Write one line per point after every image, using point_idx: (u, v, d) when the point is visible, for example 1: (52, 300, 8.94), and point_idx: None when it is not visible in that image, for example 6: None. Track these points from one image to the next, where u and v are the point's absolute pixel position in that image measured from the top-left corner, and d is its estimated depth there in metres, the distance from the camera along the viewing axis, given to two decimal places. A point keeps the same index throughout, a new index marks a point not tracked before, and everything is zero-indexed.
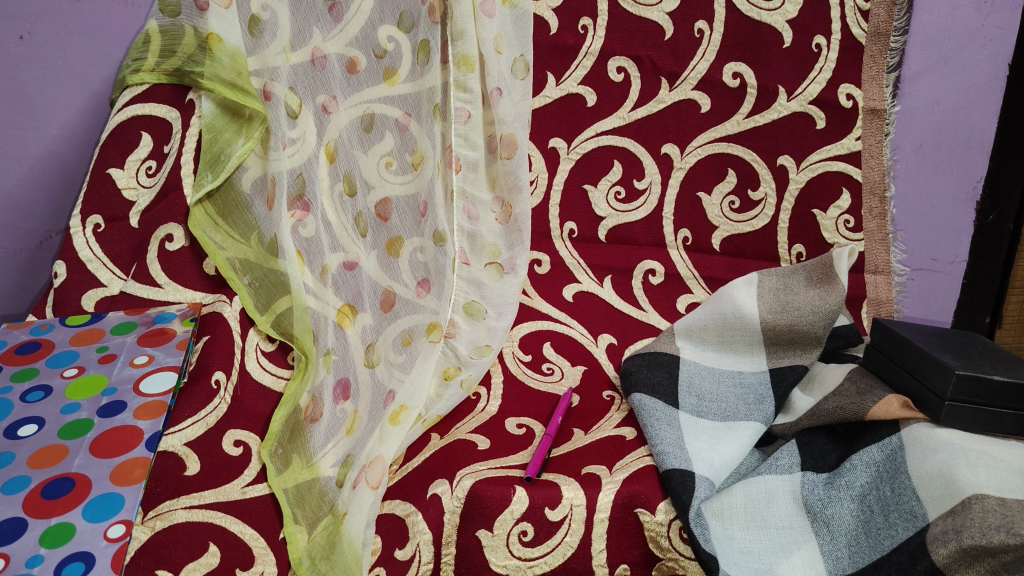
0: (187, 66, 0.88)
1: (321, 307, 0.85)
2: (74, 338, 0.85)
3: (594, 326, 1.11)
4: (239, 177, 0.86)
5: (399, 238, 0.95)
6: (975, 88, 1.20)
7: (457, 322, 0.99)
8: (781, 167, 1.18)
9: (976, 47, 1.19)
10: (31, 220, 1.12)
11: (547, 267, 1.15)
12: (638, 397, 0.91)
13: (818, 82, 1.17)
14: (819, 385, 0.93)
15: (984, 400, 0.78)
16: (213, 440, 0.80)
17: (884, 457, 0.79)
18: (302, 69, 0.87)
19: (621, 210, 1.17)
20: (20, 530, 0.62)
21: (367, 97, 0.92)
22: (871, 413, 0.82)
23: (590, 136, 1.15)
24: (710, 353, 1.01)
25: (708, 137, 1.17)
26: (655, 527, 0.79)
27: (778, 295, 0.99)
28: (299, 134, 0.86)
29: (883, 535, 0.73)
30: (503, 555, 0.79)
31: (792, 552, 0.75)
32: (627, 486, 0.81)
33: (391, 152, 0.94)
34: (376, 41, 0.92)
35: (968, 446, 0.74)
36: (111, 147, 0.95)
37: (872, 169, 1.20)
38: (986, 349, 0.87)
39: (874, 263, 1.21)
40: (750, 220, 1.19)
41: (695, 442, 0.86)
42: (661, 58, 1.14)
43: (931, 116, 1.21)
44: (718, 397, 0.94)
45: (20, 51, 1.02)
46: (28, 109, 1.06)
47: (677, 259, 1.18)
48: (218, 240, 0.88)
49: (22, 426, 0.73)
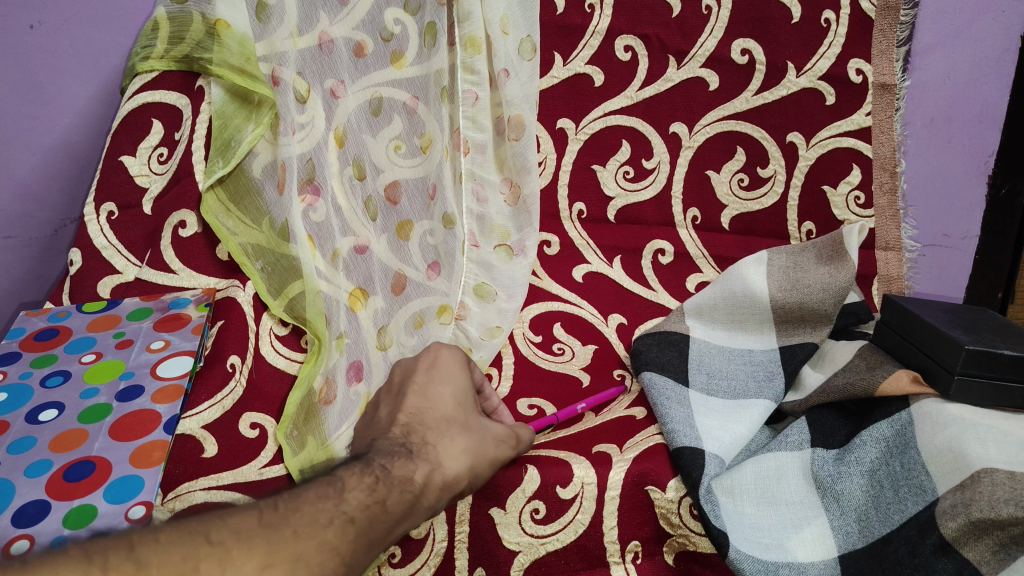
0: (195, 52, 0.89)
1: (333, 290, 0.86)
2: (91, 325, 0.87)
3: (604, 307, 1.11)
4: (249, 162, 0.87)
5: (408, 221, 0.95)
6: (987, 61, 1.18)
7: (467, 305, 0.99)
8: (790, 144, 1.18)
9: (988, 19, 1.16)
10: (45, 208, 1.13)
11: (556, 248, 1.15)
12: (648, 374, 0.92)
13: (827, 57, 1.15)
14: (829, 362, 0.93)
15: (993, 373, 0.78)
16: (229, 422, 0.81)
17: (894, 432, 0.79)
18: (308, 54, 0.87)
19: (630, 190, 1.17)
20: (43, 513, 0.64)
21: (375, 81, 0.92)
22: (880, 389, 0.83)
23: (598, 116, 1.15)
24: (720, 331, 1.01)
25: (716, 115, 1.17)
26: (666, 504, 0.80)
27: (788, 273, 1.00)
28: (308, 120, 0.86)
29: (892, 510, 0.74)
30: (515, 532, 0.80)
31: (802, 528, 0.76)
32: (637, 464, 0.81)
33: (399, 135, 0.95)
34: (383, 23, 0.91)
35: (976, 421, 0.74)
36: (122, 135, 0.96)
37: (883, 145, 1.19)
38: (997, 324, 0.87)
39: (885, 240, 1.20)
40: (760, 198, 1.19)
41: (705, 419, 0.87)
42: (669, 36, 1.14)
43: (941, 90, 1.20)
44: (728, 375, 0.94)
45: (31, 40, 1.03)
46: (39, 97, 1.07)
47: (686, 239, 1.18)
48: (230, 226, 0.89)
49: (44, 411, 0.75)
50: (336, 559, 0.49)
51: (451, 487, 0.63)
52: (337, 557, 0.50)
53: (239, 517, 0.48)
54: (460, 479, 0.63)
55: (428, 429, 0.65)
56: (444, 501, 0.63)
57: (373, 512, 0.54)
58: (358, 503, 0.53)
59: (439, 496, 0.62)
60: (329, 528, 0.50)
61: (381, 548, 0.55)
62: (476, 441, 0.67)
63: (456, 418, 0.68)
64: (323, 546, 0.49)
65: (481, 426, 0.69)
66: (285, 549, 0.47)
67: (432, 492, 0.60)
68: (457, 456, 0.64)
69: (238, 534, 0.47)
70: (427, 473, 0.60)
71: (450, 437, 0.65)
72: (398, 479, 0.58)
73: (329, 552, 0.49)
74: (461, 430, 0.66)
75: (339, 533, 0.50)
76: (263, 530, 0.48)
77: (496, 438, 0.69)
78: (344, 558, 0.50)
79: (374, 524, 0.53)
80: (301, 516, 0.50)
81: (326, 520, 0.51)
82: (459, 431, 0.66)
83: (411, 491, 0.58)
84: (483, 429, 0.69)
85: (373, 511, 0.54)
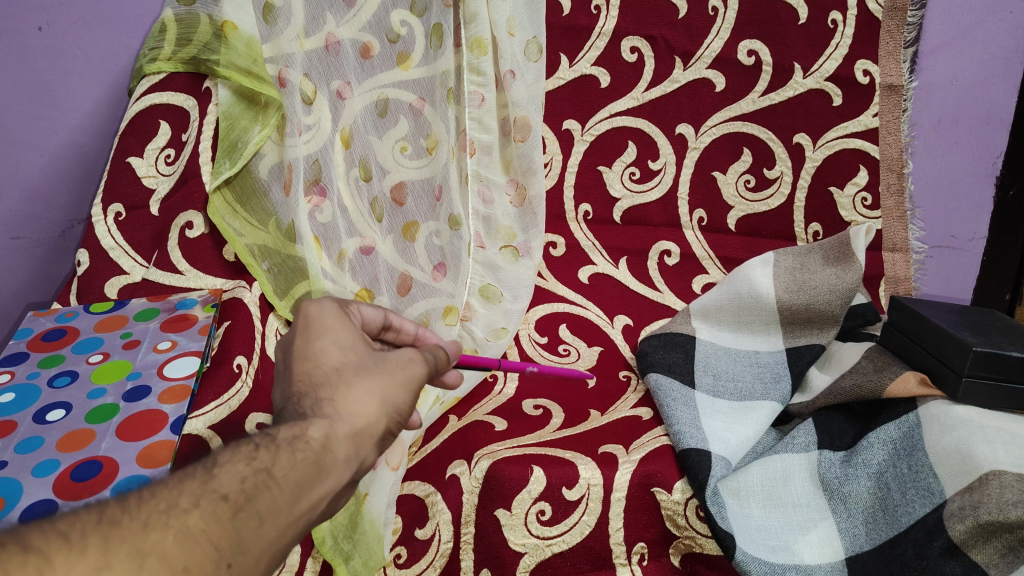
0: (203, 54, 0.89)
1: (339, 292, 0.88)
2: (98, 325, 0.87)
3: (610, 308, 1.11)
4: (256, 164, 0.88)
5: (414, 223, 0.95)
6: (995, 62, 1.18)
7: (473, 305, 0.99)
8: (797, 146, 1.18)
9: (996, 20, 1.16)
10: (53, 209, 1.14)
11: (562, 250, 1.15)
12: (654, 376, 0.92)
13: (834, 58, 1.15)
14: (836, 364, 0.93)
15: (1002, 375, 0.77)
16: (235, 424, 0.80)
17: (901, 434, 0.79)
18: (315, 55, 0.88)
19: (636, 191, 1.17)
20: (50, 512, 0.64)
21: (382, 82, 0.93)
22: (887, 391, 0.82)
23: (604, 117, 1.15)
24: (726, 333, 1.01)
25: (723, 116, 1.17)
26: (672, 505, 0.80)
27: (795, 275, 0.99)
28: (314, 121, 0.88)
29: (900, 512, 0.73)
30: (521, 534, 0.80)
31: (808, 530, 0.76)
32: (644, 465, 0.81)
33: (405, 136, 0.95)
34: (389, 25, 0.92)
35: (985, 423, 0.74)
36: (131, 136, 0.96)
37: (890, 146, 1.19)
38: (1004, 325, 0.87)
39: (892, 241, 1.20)
40: (767, 199, 1.19)
41: (712, 421, 0.86)
42: (675, 38, 1.13)
43: (949, 91, 1.20)
44: (734, 376, 0.94)
45: (40, 42, 1.04)
46: (48, 99, 1.07)
47: (692, 240, 1.18)
48: (237, 227, 0.89)
49: (51, 411, 0.75)
50: (206, 550, 0.37)
51: (369, 440, 0.48)
52: (211, 549, 0.38)
53: (70, 518, 0.35)
54: (376, 427, 0.49)
55: (319, 387, 0.49)
56: (369, 460, 0.49)
57: (255, 484, 0.41)
58: (233, 477, 0.41)
59: (355, 453, 0.47)
60: (194, 513, 0.38)
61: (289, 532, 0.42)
62: (380, 378, 0.51)
63: (349, 360, 0.51)
64: (185, 535, 0.37)
65: (381, 356, 0.53)
66: (132, 548, 0.35)
67: (343, 449, 0.46)
68: (361, 399, 0.49)
69: (64, 536, 0.34)
70: (328, 428, 0.46)
71: (346, 384, 0.50)
72: (285, 440, 0.44)
73: (194, 543, 0.37)
74: (358, 374, 0.51)
75: (207, 517, 0.38)
76: (100, 528, 0.35)
77: (407, 360, 0.53)
78: (221, 548, 0.38)
79: (260, 498, 0.41)
80: (154, 502, 0.38)
81: (189, 503, 0.38)
82: (355, 373, 0.51)
83: (309, 450, 0.44)
84: (386, 360, 0.53)
85: (257, 484, 0.41)
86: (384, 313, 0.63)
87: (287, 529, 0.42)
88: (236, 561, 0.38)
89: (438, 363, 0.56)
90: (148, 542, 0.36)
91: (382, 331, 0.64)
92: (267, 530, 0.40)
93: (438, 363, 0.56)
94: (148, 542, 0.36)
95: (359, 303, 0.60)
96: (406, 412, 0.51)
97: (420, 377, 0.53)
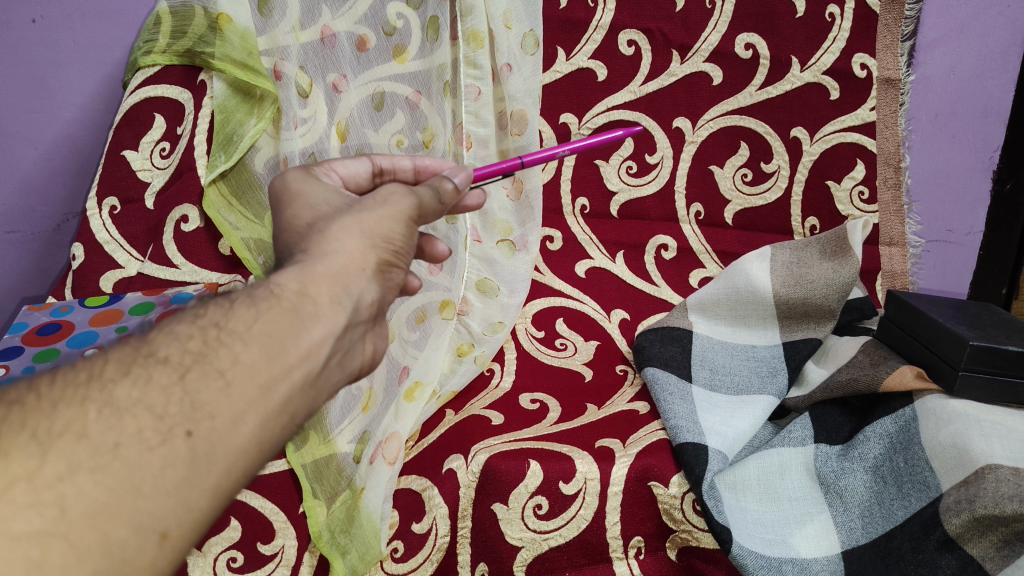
0: (198, 47, 0.89)
1: None
2: (93, 319, 0.87)
3: (607, 302, 1.11)
4: (251, 158, 0.88)
5: None
6: (993, 55, 1.18)
7: (469, 300, 0.98)
8: (794, 140, 1.18)
9: (994, 13, 1.15)
10: (48, 203, 1.13)
11: (559, 244, 1.15)
12: (650, 370, 0.92)
13: (831, 52, 1.15)
14: (831, 357, 0.93)
15: (998, 370, 0.77)
16: None
17: (898, 429, 0.79)
18: (311, 48, 0.87)
19: (632, 185, 1.17)
20: None
21: (376, 75, 0.91)
22: (883, 385, 0.82)
23: (601, 111, 1.15)
24: (723, 328, 1.01)
25: (720, 109, 1.16)
26: (668, 500, 0.80)
27: (791, 269, 0.99)
28: (310, 113, 0.87)
29: (896, 506, 0.74)
30: (518, 528, 0.80)
31: (805, 524, 0.76)
32: (640, 459, 0.81)
33: (401, 130, 0.94)
34: (385, 17, 0.90)
35: (981, 417, 0.73)
36: (125, 129, 0.96)
37: (887, 140, 1.19)
38: (1002, 320, 0.87)
39: (888, 235, 1.20)
40: (763, 194, 1.19)
41: (708, 415, 0.86)
42: (672, 31, 1.13)
43: (946, 84, 1.19)
44: (731, 370, 0.94)
45: (33, 34, 1.03)
46: (43, 91, 1.07)
47: (689, 234, 1.18)
48: (232, 221, 0.89)
49: None
50: (143, 416, 0.35)
51: (359, 273, 0.45)
52: (153, 415, 0.36)
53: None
54: (364, 272, 0.46)
55: (299, 249, 0.47)
56: (373, 298, 0.46)
57: (203, 343, 0.39)
58: (176, 343, 0.39)
59: (338, 297, 0.44)
60: (126, 381, 0.36)
61: (276, 389, 0.39)
62: (358, 214, 0.48)
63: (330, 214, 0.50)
64: (111, 405, 0.35)
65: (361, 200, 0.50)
66: (40, 431, 0.34)
67: (326, 293, 0.43)
68: (341, 236, 0.46)
69: None
70: (300, 275, 0.43)
71: (324, 230, 0.47)
72: (243, 300, 0.41)
73: (123, 410, 0.35)
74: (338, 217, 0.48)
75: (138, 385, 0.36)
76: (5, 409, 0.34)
77: (390, 194, 0.50)
78: (169, 412, 0.36)
79: (209, 359, 0.38)
80: (73, 375, 0.36)
81: (121, 372, 0.37)
82: (333, 219, 0.48)
83: (277, 305, 0.41)
84: (366, 200, 0.50)
85: (206, 342, 0.39)
86: (369, 160, 0.61)
87: (270, 383, 0.39)
88: (198, 427, 0.36)
89: (435, 194, 0.53)
90: (61, 420, 0.34)
91: (377, 181, 0.62)
92: (237, 390, 0.38)
93: (436, 191, 0.53)
94: (62, 420, 0.34)
95: (332, 161, 0.59)
96: (404, 240, 0.49)
97: (407, 208, 0.50)
